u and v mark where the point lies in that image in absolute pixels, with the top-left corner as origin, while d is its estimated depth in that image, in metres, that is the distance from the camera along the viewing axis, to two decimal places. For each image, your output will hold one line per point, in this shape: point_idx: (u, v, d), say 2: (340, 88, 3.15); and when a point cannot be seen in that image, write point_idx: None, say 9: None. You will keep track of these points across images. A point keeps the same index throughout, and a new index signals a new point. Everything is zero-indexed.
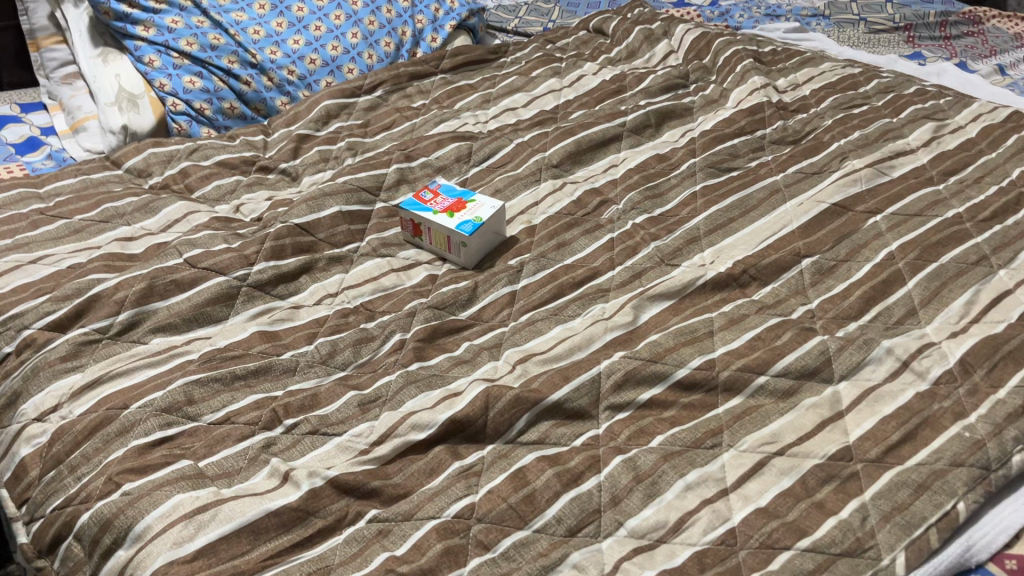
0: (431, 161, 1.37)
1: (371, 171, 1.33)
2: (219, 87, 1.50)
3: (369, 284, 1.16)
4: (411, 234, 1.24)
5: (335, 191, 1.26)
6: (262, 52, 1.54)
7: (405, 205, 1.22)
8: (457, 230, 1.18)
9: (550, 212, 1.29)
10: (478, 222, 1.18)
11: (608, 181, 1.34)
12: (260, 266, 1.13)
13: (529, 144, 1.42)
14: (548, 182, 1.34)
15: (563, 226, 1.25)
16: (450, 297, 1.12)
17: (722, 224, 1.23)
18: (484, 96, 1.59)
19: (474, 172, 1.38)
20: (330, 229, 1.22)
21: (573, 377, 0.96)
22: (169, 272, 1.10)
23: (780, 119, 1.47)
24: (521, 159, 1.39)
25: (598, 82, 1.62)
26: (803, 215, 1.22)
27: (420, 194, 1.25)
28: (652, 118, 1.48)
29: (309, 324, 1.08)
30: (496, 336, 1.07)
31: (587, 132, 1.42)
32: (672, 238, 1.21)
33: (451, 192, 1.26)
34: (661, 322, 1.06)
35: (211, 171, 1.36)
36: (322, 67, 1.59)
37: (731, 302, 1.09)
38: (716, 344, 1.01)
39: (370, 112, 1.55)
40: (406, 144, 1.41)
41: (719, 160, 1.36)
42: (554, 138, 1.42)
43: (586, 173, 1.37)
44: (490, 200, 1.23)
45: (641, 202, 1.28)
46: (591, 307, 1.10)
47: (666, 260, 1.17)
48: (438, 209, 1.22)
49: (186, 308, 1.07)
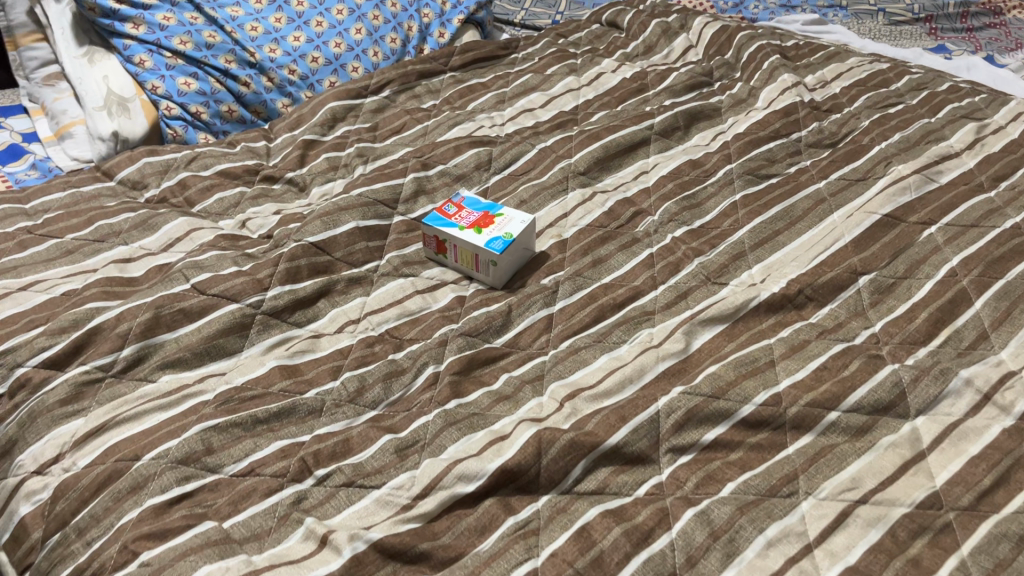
0: (449, 169, 1.28)
1: (387, 182, 1.23)
2: (216, 89, 1.40)
3: (393, 309, 1.07)
4: (434, 251, 1.15)
5: (349, 205, 1.17)
6: (261, 50, 1.44)
7: (428, 220, 1.13)
8: (486, 247, 1.09)
9: (581, 224, 1.20)
10: (509, 238, 1.10)
11: (640, 190, 1.26)
12: (274, 291, 1.04)
13: (552, 150, 1.33)
14: (576, 191, 1.26)
15: (597, 241, 1.17)
16: (484, 322, 1.03)
17: (768, 238, 1.15)
18: (498, 97, 1.49)
19: (496, 180, 1.29)
20: (348, 247, 1.13)
21: (630, 418, 0.87)
22: (175, 300, 1.00)
23: (815, 121, 1.39)
24: (546, 167, 1.30)
25: (618, 80, 1.53)
26: (854, 228, 1.14)
27: (443, 208, 1.16)
28: (680, 120, 1.39)
29: (332, 355, 0.99)
30: (537, 367, 0.98)
31: (614, 136, 1.34)
32: (716, 254, 1.13)
33: (477, 206, 1.17)
34: (716, 350, 0.98)
35: (212, 183, 1.26)
36: (325, 66, 1.49)
37: (788, 326, 1.01)
38: (779, 376, 0.93)
39: (379, 113, 1.45)
40: (421, 150, 1.32)
41: (757, 166, 1.28)
42: (579, 143, 1.33)
43: (615, 180, 1.29)
44: (519, 214, 1.15)
45: (678, 214, 1.20)
46: (637, 332, 1.02)
47: (712, 279, 1.09)
48: (464, 224, 1.13)
49: (196, 341, 0.97)
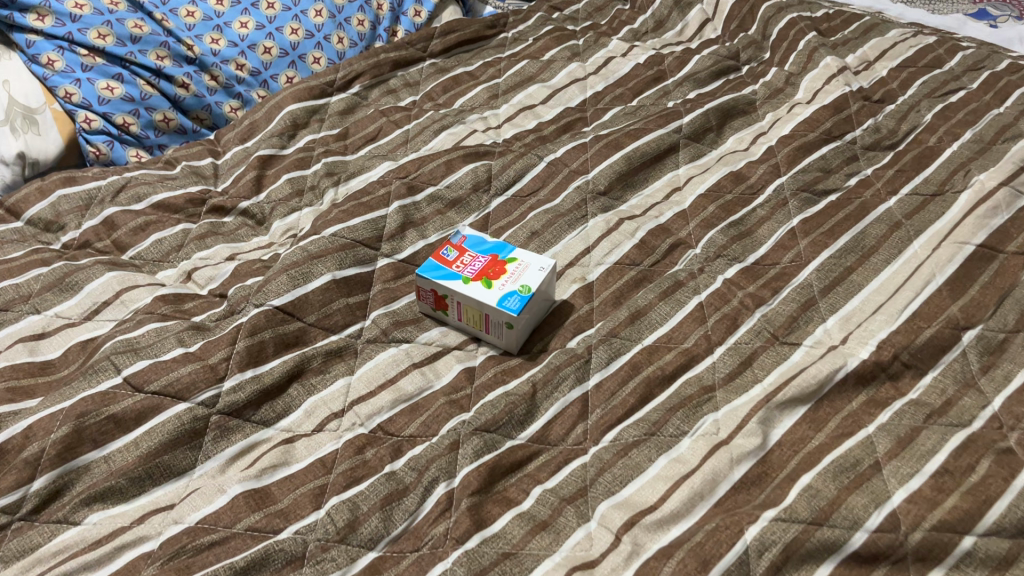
0: (441, 193, 1.05)
1: (367, 215, 1.00)
2: (146, 93, 1.13)
3: (386, 393, 0.84)
4: (432, 306, 0.92)
5: (322, 251, 0.93)
6: (201, 41, 1.17)
7: (422, 271, 0.90)
8: (500, 306, 0.87)
9: (609, 263, 0.98)
10: (526, 293, 0.88)
11: (675, 212, 1.04)
12: (233, 381, 0.81)
13: (564, 161, 1.10)
14: (599, 217, 1.03)
15: (630, 287, 0.95)
16: (503, 411, 0.81)
17: (842, 278, 0.94)
18: (489, 90, 1.26)
19: (498, 204, 1.06)
20: (323, 309, 0.90)
21: (713, 562, 0.67)
22: (102, 403, 0.76)
23: (870, 116, 1.18)
24: (558, 187, 1.07)
25: (631, 66, 1.29)
26: (945, 263, 0.93)
27: (438, 253, 0.93)
28: (712, 119, 1.17)
29: (313, 467, 0.77)
30: (577, 474, 0.77)
31: (637, 143, 1.11)
32: (780, 301, 0.92)
33: (481, 248, 0.94)
34: (801, 444, 0.78)
35: (147, 220, 1.01)
36: (280, 58, 1.23)
37: (886, 405, 0.81)
38: (890, 485, 0.73)
39: (348, 116, 1.21)
40: (404, 168, 1.08)
41: (811, 181, 1.06)
42: (596, 153, 1.10)
43: (642, 199, 1.06)
44: (536, 257, 0.92)
45: (727, 247, 0.98)
46: (698, 419, 0.81)
47: (779, 337, 0.89)
48: (468, 276, 0.90)
49: (133, 462, 0.74)
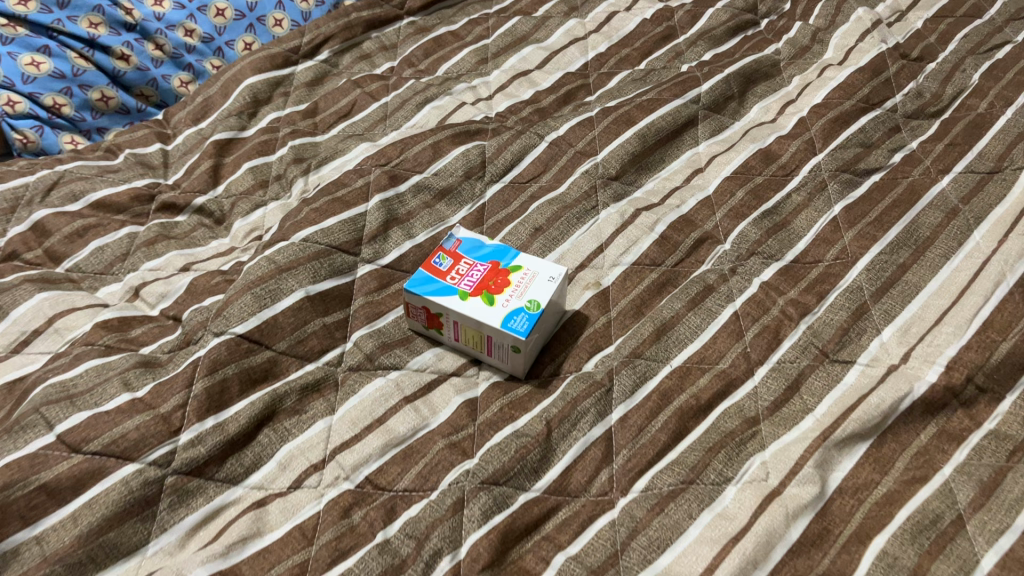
0: (429, 182, 0.91)
1: (344, 214, 0.86)
2: (79, 68, 0.97)
3: (375, 436, 0.71)
4: (424, 324, 0.79)
5: (292, 262, 0.80)
6: (141, 3, 1.02)
7: (411, 287, 0.77)
8: (505, 328, 0.74)
9: (626, 264, 0.85)
10: (535, 310, 0.75)
11: (699, 200, 0.90)
12: (190, 434, 0.68)
13: (568, 140, 0.96)
14: (611, 208, 0.90)
15: (652, 294, 0.82)
16: (514, 459, 0.69)
17: (896, 278, 0.81)
18: (477, 53, 1.10)
19: (494, 193, 0.92)
20: (296, 334, 0.76)
21: None
22: (31, 470, 0.63)
23: (910, 78, 1.04)
24: (562, 172, 0.93)
25: (637, 22, 1.14)
26: (1015, 260, 0.81)
27: (428, 262, 0.79)
28: (733, 85, 1.03)
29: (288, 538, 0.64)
30: (606, 536, 0.65)
31: (651, 117, 0.97)
32: (827, 310, 0.79)
33: (479, 254, 0.80)
34: (867, 493, 0.66)
35: (84, 224, 0.86)
36: (235, 21, 1.07)
37: (961, 440, 0.69)
38: (976, 547, 0.62)
39: (316, 87, 1.05)
40: (383, 153, 0.93)
41: (851, 159, 0.93)
42: (604, 130, 0.96)
43: (659, 185, 0.93)
44: (543, 263, 0.79)
45: (761, 243, 0.85)
46: (743, 462, 0.69)
47: (829, 355, 0.76)
48: (465, 290, 0.77)
49: (72, 543, 0.60)
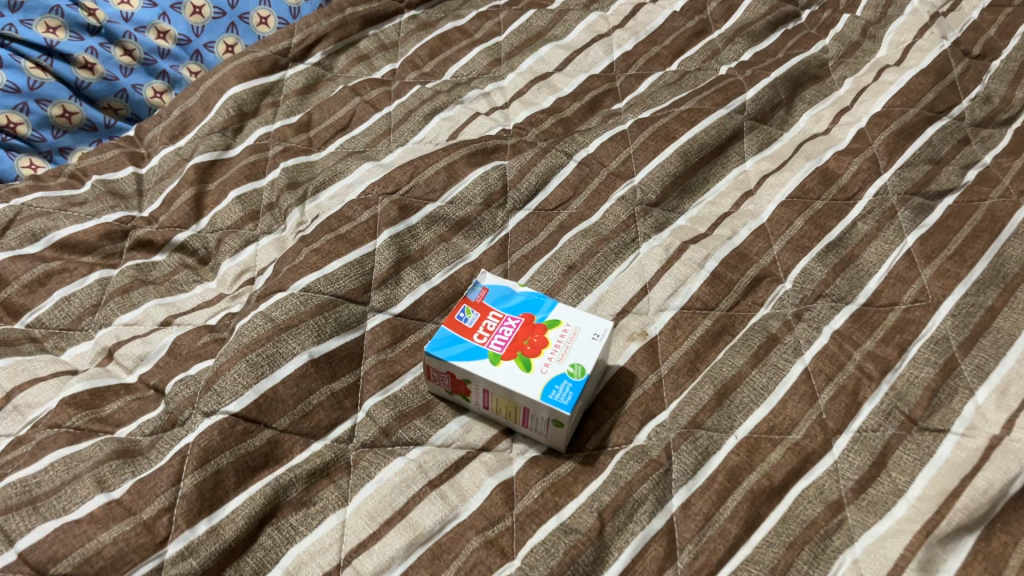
0: (444, 211, 0.80)
1: (349, 256, 0.74)
2: (36, 80, 0.84)
3: (397, 533, 0.60)
4: (448, 389, 0.68)
5: (293, 319, 0.68)
6: (106, 2, 0.89)
7: (433, 349, 0.65)
8: (545, 400, 0.63)
9: (675, 308, 0.74)
10: (579, 377, 0.64)
11: (753, 229, 0.79)
12: (179, 544, 0.56)
13: (599, 159, 0.85)
14: (653, 240, 0.79)
15: (707, 346, 0.72)
16: (564, 562, 0.58)
17: (986, 325, 0.70)
18: (489, 53, 0.98)
19: (518, 222, 0.81)
20: (300, 408, 0.65)
21: None
22: None
23: (977, 80, 0.93)
24: (594, 198, 0.82)
25: (667, 15, 1.02)
26: None
27: (452, 316, 0.68)
28: (780, 91, 0.91)
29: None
30: None
31: (693, 131, 0.85)
32: (911, 365, 0.69)
33: (509, 307, 0.69)
34: None
35: (47, 269, 0.74)
36: (215, 20, 0.94)
37: None
38: None
39: (309, 96, 0.93)
40: (391, 177, 0.81)
41: (921, 179, 0.82)
42: (641, 146, 0.85)
43: (705, 211, 0.82)
44: (585, 317, 0.68)
45: (828, 283, 0.75)
46: (831, 561, 0.59)
47: (918, 423, 0.66)
48: (496, 352, 0.65)
49: None
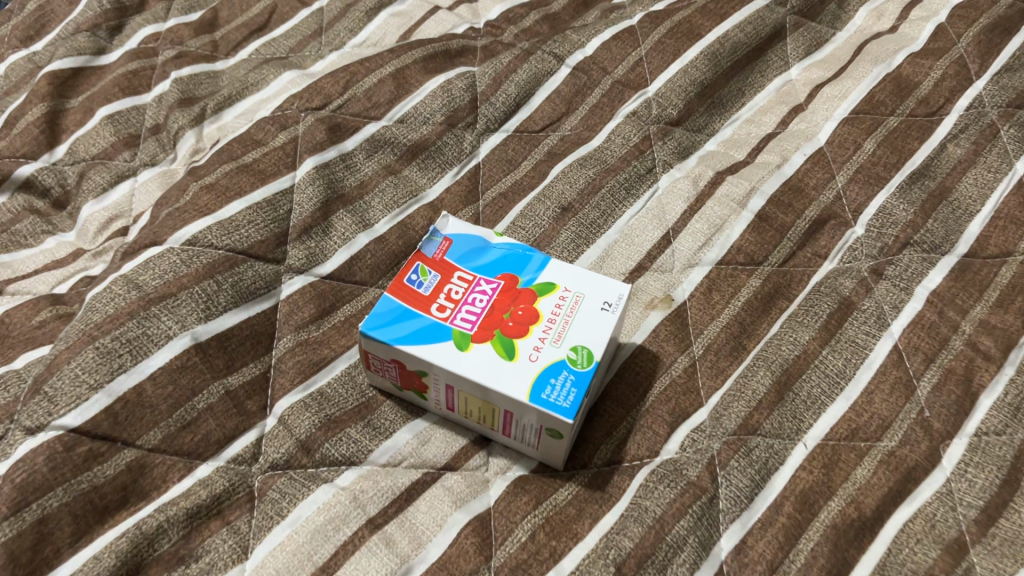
0: (392, 133, 0.59)
1: (256, 196, 0.53)
2: None
3: None
4: (396, 383, 0.48)
5: (168, 286, 0.47)
6: None
7: (372, 327, 0.45)
8: (535, 403, 0.42)
9: (708, 263, 0.55)
10: (585, 368, 0.44)
11: (807, 154, 0.59)
12: None
13: (599, 63, 0.64)
14: (675, 171, 0.59)
15: (755, 315, 0.52)
16: None
17: None
18: None
19: (493, 148, 0.60)
20: (179, 416, 0.45)
21: None
22: None
23: None
24: (594, 115, 0.62)
25: None
26: None
27: (399, 279, 0.47)
28: None
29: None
30: None
31: (721, 27, 0.65)
32: None
33: (481, 266, 0.49)
34: None
35: None
36: None
37: None
38: None
39: None
40: (318, 87, 0.60)
41: None
42: (655, 47, 0.64)
43: (741, 131, 0.62)
44: (590, 278, 0.48)
45: (916, 226, 0.55)
46: None
47: None
48: (463, 330, 0.45)
49: None
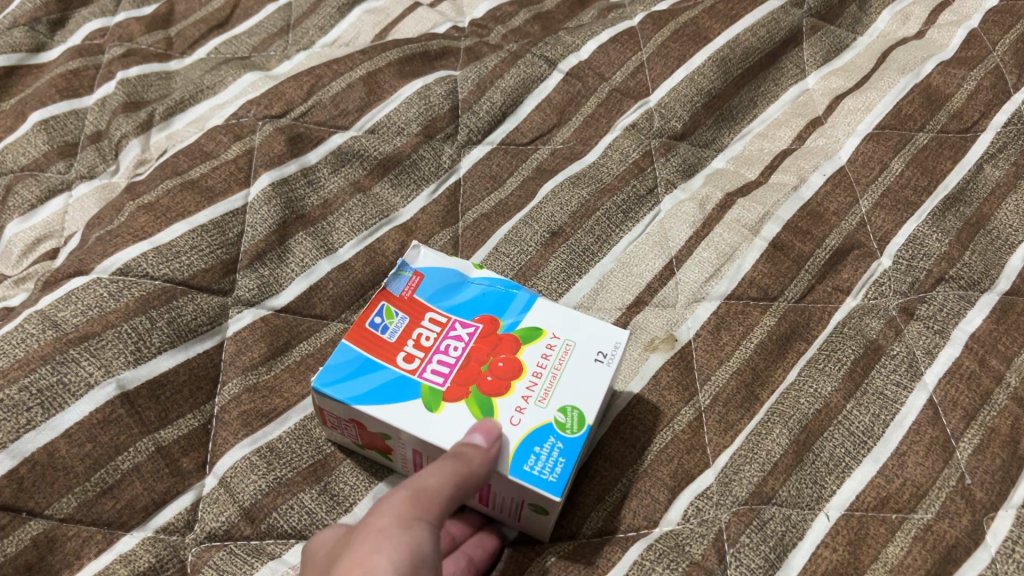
0: (361, 145, 0.52)
1: (202, 217, 0.46)
2: None
3: None
4: (358, 442, 0.41)
5: (91, 326, 0.41)
6: None
7: (327, 383, 0.38)
8: (516, 476, 0.36)
9: (717, 297, 0.48)
10: (574, 433, 0.37)
11: (827, 175, 0.53)
12: None
13: (595, 69, 0.57)
14: (679, 191, 0.53)
15: (769, 359, 0.46)
16: None
17: None
18: None
19: (475, 162, 0.54)
20: (98, 481, 0.38)
21: None
22: None
23: None
24: (589, 126, 0.55)
25: None
26: None
27: (360, 322, 0.40)
28: None
29: (449, 470, 0.33)
30: None
31: (732, 29, 0.58)
32: None
33: (457, 305, 0.42)
34: None
35: None
36: None
37: None
38: None
39: None
40: (279, 93, 0.53)
41: None
42: (658, 51, 0.58)
43: (753, 148, 0.56)
44: (582, 322, 0.42)
45: (952, 259, 0.48)
46: None
47: None
48: (434, 386, 0.38)
49: None
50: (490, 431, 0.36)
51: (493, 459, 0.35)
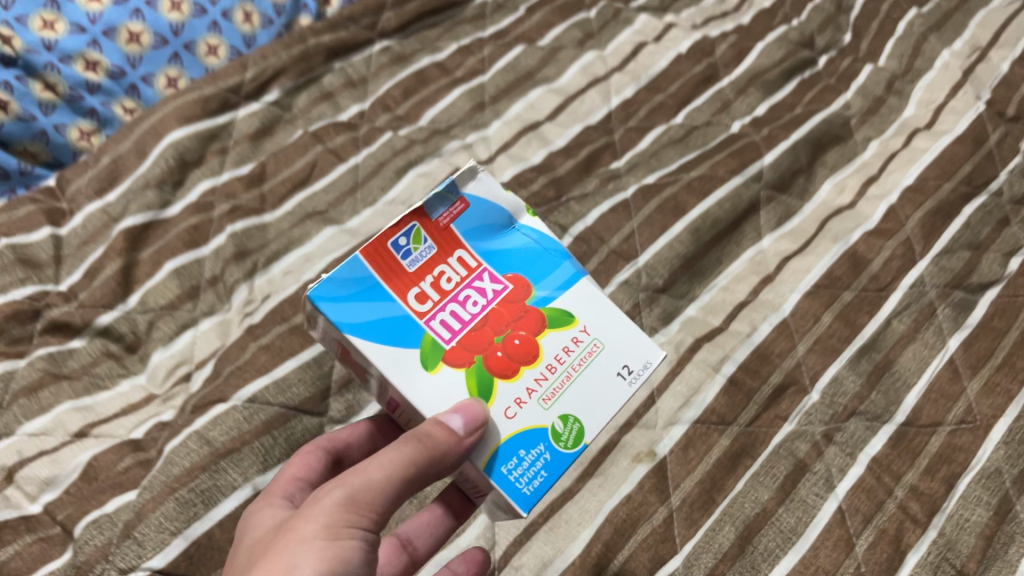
0: None
1: (304, 355, 0.63)
2: None
3: None
4: (337, 350, 0.52)
5: (234, 443, 0.57)
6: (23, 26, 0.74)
7: (334, 297, 0.47)
8: (495, 476, 0.46)
9: (688, 421, 0.64)
10: (566, 448, 0.48)
11: (774, 325, 0.69)
12: None
13: (597, 234, 0.74)
14: (660, 334, 0.69)
15: (724, 470, 0.62)
16: None
17: None
18: (472, 95, 0.85)
19: None
20: None
21: None
22: None
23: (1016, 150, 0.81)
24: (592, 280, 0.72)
25: (671, 60, 0.90)
26: None
27: (385, 239, 0.49)
28: (801, 155, 0.81)
29: (400, 462, 0.42)
30: None
31: (703, 204, 0.76)
32: (960, 504, 0.59)
33: (488, 251, 0.52)
34: None
35: None
36: (155, 49, 0.78)
37: None
38: None
39: (264, 142, 0.79)
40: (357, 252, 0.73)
41: (961, 269, 0.72)
42: (647, 220, 0.75)
43: (718, 298, 0.72)
44: (618, 332, 0.52)
45: (862, 398, 0.65)
46: None
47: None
48: (436, 340, 0.49)
49: None
50: (473, 416, 0.45)
51: (461, 448, 0.44)
